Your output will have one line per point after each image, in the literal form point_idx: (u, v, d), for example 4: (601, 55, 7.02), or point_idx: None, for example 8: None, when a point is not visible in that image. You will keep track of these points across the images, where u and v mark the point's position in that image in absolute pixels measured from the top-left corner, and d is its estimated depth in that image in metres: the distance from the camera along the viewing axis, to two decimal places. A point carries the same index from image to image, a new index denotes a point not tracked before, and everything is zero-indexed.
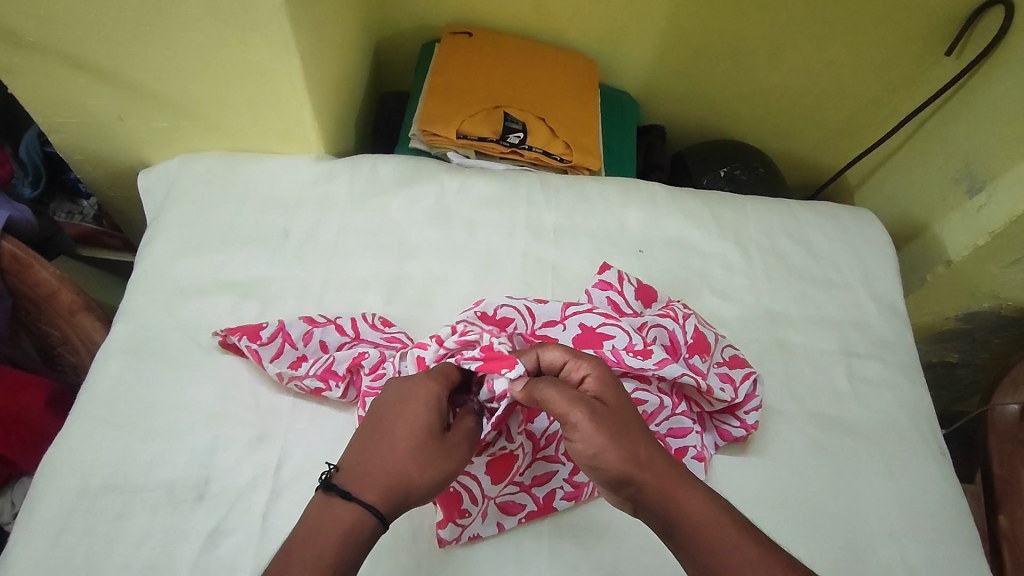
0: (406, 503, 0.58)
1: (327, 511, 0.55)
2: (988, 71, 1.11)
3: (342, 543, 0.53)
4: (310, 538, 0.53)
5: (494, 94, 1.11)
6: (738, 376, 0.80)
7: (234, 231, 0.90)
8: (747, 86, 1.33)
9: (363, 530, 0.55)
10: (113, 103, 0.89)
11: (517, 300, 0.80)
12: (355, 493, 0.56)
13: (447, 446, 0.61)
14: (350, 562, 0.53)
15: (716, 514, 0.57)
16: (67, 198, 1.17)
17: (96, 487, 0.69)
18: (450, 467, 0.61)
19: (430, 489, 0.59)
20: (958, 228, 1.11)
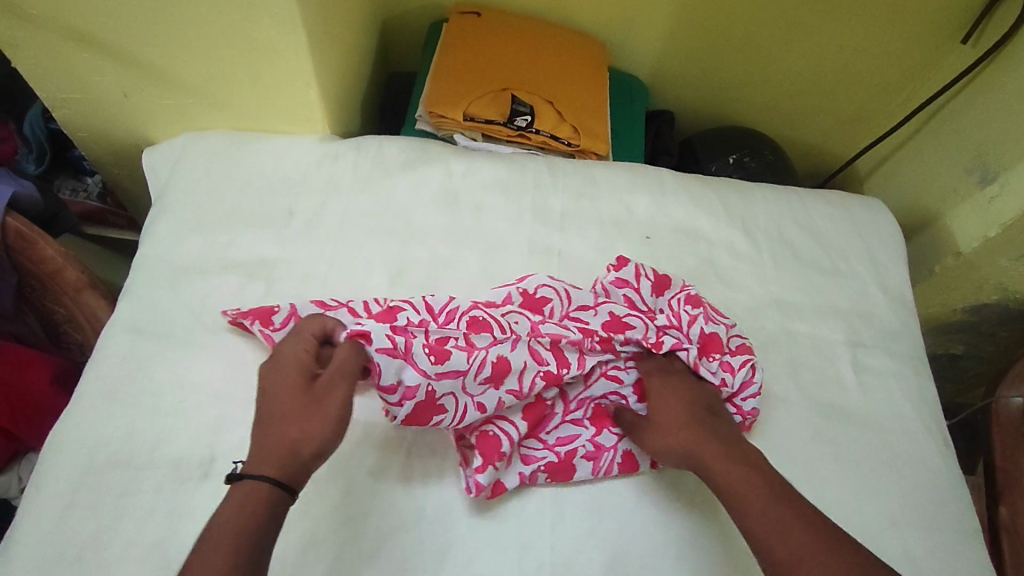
0: (303, 462, 0.60)
1: (230, 502, 0.57)
2: (1004, 60, 1.08)
3: (249, 523, 0.56)
4: (216, 530, 0.55)
5: (502, 76, 1.09)
6: (736, 363, 0.78)
7: (239, 211, 0.89)
8: (758, 72, 1.31)
9: (264, 502, 0.57)
10: (117, 79, 0.88)
11: (557, 281, 0.83)
12: (252, 477, 0.58)
13: (320, 396, 0.63)
14: (258, 530, 0.56)
15: (752, 477, 0.64)
16: (72, 176, 1.16)
17: (101, 463, 0.69)
18: (329, 412, 0.62)
19: (320, 439, 0.61)
20: (969, 219, 1.10)
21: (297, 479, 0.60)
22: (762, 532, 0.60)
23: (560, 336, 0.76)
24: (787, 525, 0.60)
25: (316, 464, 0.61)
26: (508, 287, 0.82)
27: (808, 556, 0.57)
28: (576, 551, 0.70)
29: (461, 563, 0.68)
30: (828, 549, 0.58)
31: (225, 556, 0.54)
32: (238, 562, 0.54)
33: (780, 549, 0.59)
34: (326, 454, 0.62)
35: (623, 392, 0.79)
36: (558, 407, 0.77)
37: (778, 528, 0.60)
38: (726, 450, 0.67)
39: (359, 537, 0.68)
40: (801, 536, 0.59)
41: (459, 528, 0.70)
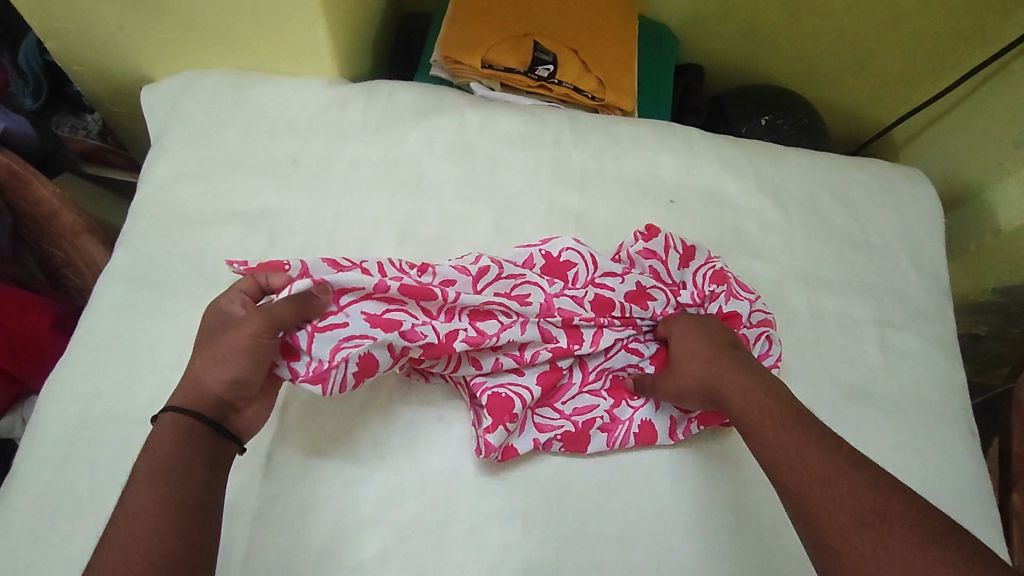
0: (214, 396, 0.57)
1: (151, 439, 0.54)
2: None
3: (172, 456, 0.52)
4: (138, 470, 0.52)
5: (524, 20, 1.01)
6: (751, 337, 0.77)
7: (242, 157, 0.84)
8: (799, 25, 1.22)
9: (182, 435, 0.54)
10: (112, 10, 0.82)
11: (583, 245, 0.78)
12: (167, 412, 0.55)
13: (231, 331, 0.59)
14: (182, 464, 0.52)
15: (769, 405, 0.62)
16: (71, 112, 1.10)
17: (100, 414, 0.67)
18: (236, 344, 0.58)
19: (232, 373, 0.58)
20: (1013, 194, 1.04)
21: (212, 409, 0.56)
22: (768, 453, 0.59)
23: (573, 315, 0.73)
24: (796, 446, 0.57)
25: (234, 399, 0.58)
26: (530, 248, 0.78)
27: (810, 474, 0.55)
28: (582, 524, 0.68)
29: (464, 532, 0.66)
30: (835, 468, 0.54)
31: (159, 483, 0.51)
32: (169, 488, 0.51)
33: (785, 468, 0.56)
34: (239, 387, 0.58)
35: (641, 364, 0.77)
36: (576, 375, 0.75)
37: (786, 448, 0.57)
38: (746, 379, 0.65)
39: (359, 502, 0.66)
40: (809, 456, 0.56)
41: (465, 497, 0.68)
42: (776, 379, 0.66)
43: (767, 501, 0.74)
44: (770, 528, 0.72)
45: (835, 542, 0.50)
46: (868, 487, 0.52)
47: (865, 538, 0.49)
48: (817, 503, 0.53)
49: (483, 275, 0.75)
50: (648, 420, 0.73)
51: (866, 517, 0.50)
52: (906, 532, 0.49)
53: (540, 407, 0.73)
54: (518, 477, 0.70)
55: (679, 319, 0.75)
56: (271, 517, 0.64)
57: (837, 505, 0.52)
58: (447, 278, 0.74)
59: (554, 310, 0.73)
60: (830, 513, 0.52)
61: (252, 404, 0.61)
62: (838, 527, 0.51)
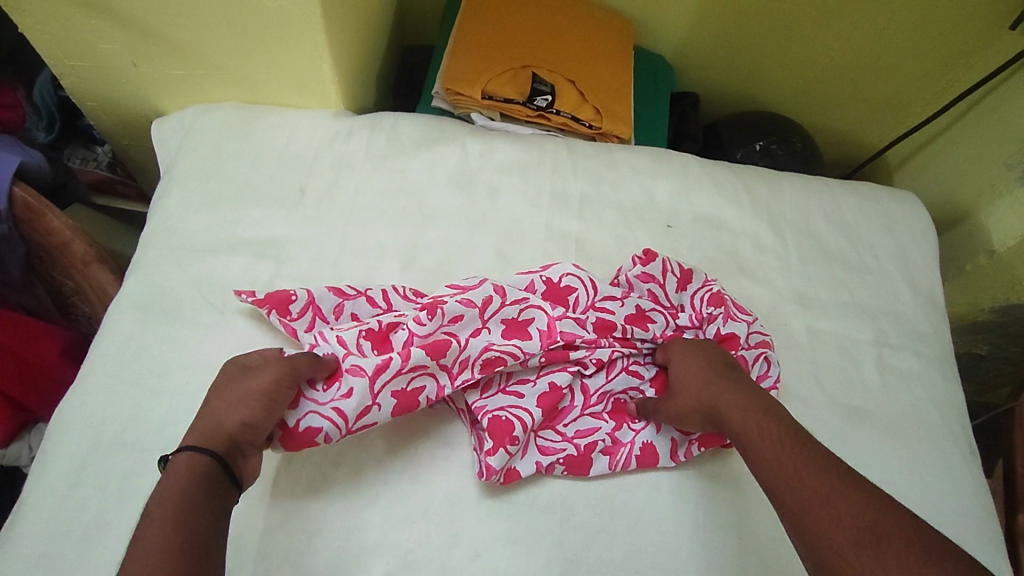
0: (228, 434, 0.60)
1: (162, 481, 0.56)
2: None
3: (185, 490, 0.54)
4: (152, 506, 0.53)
5: (522, 53, 1.05)
6: (750, 357, 0.78)
7: (249, 187, 0.87)
8: (791, 53, 1.25)
9: (195, 473, 0.56)
10: (126, 47, 0.85)
11: (582, 270, 0.80)
12: (180, 454, 0.57)
13: (248, 379, 0.64)
14: (192, 499, 0.54)
15: (769, 427, 0.62)
16: (82, 144, 1.13)
17: (108, 441, 0.68)
18: (252, 391, 0.62)
19: (245, 417, 0.61)
20: (1005, 215, 1.05)
21: (225, 449, 0.59)
22: (768, 474, 0.59)
23: (575, 338, 0.75)
24: (795, 465, 0.58)
25: (244, 441, 0.61)
26: (531, 274, 0.79)
27: (809, 494, 0.55)
28: (585, 548, 0.68)
29: (468, 557, 0.66)
30: (833, 488, 0.55)
31: (165, 523, 0.51)
32: (179, 520, 0.52)
33: (786, 490, 0.57)
34: (251, 429, 0.61)
35: (641, 387, 0.78)
36: (578, 399, 0.76)
37: (785, 468, 0.58)
38: (745, 401, 0.66)
39: (364, 529, 0.66)
40: (808, 476, 0.57)
41: (470, 520, 0.68)
42: (776, 399, 0.67)
43: (769, 522, 0.74)
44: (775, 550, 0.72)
45: (834, 562, 0.51)
46: (863, 505, 0.53)
47: (863, 558, 0.50)
48: (815, 524, 0.53)
49: (488, 305, 0.75)
50: (649, 442, 0.74)
51: (862, 536, 0.51)
52: (902, 553, 0.49)
53: (542, 429, 0.73)
54: (522, 503, 0.70)
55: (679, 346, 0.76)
56: (276, 543, 0.64)
57: (834, 524, 0.52)
58: (455, 315, 0.73)
59: (557, 335, 0.75)
60: (829, 533, 0.52)
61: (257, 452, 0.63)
62: (837, 547, 0.51)
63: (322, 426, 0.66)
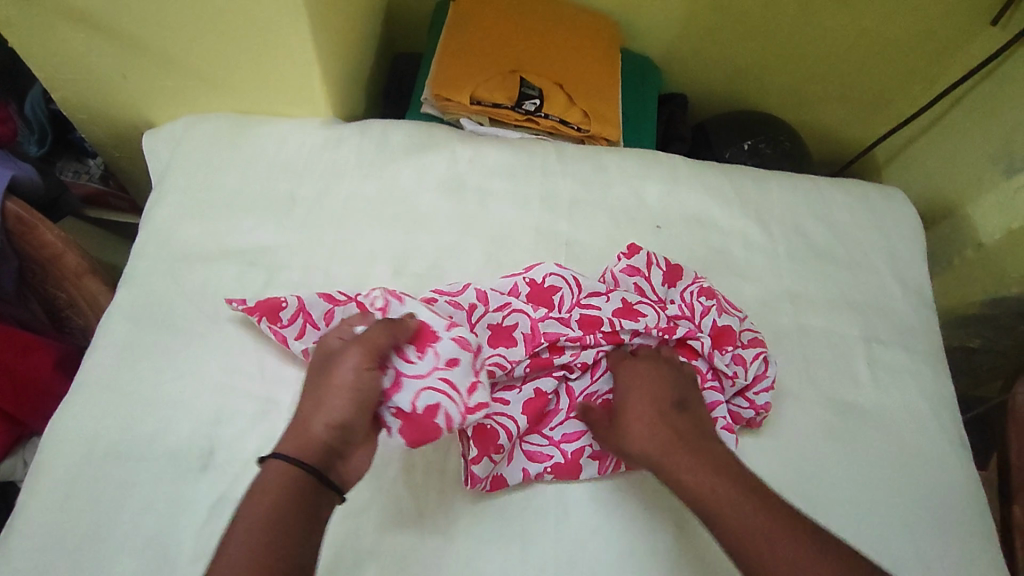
0: (321, 440, 0.58)
1: (254, 487, 0.55)
2: None
3: (276, 504, 0.53)
4: (245, 514, 0.52)
5: (510, 58, 1.06)
6: (749, 356, 0.77)
7: (239, 197, 0.87)
8: (778, 53, 1.26)
9: (286, 485, 0.54)
10: (116, 60, 0.86)
11: (565, 270, 0.80)
12: (274, 460, 0.56)
13: (333, 372, 0.62)
14: (286, 516, 0.53)
15: (729, 491, 0.60)
16: (74, 157, 1.14)
17: (102, 452, 0.69)
18: (340, 384, 0.61)
19: (334, 415, 0.59)
20: (991, 210, 1.07)
21: (319, 458, 0.57)
22: (736, 543, 0.57)
23: (559, 336, 0.74)
24: (766, 536, 0.56)
25: (338, 444, 0.59)
26: (515, 277, 0.80)
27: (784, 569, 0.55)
28: (578, 548, 0.69)
29: (462, 560, 0.66)
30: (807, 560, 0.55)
31: (252, 541, 0.50)
32: (271, 540, 0.51)
33: (759, 564, 0.56)
34: (342, 429, 0.59)
35: None
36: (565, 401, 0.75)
37: (756, 539, 0.57)
38: (699, 456, 0.63)
39: (357, 535, 0.66)
40: (781, 547, 0.56)
41: (463, 524, 0.68)
42: (725, 447, 0.65)
43: None
44: None
45: None
46: None
47: None
48: None
49: (474, 310, 0.77)
50: None
51: None
52: None
53: (528, 434, 0.73)
54: (515, 505, 0.70)
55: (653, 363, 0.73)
56: None
57: None
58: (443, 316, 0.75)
59: (540, 336, 0.74)
60: None
61: (356, 451, 0.61)
62: None
63: (440, 402, 0.66)
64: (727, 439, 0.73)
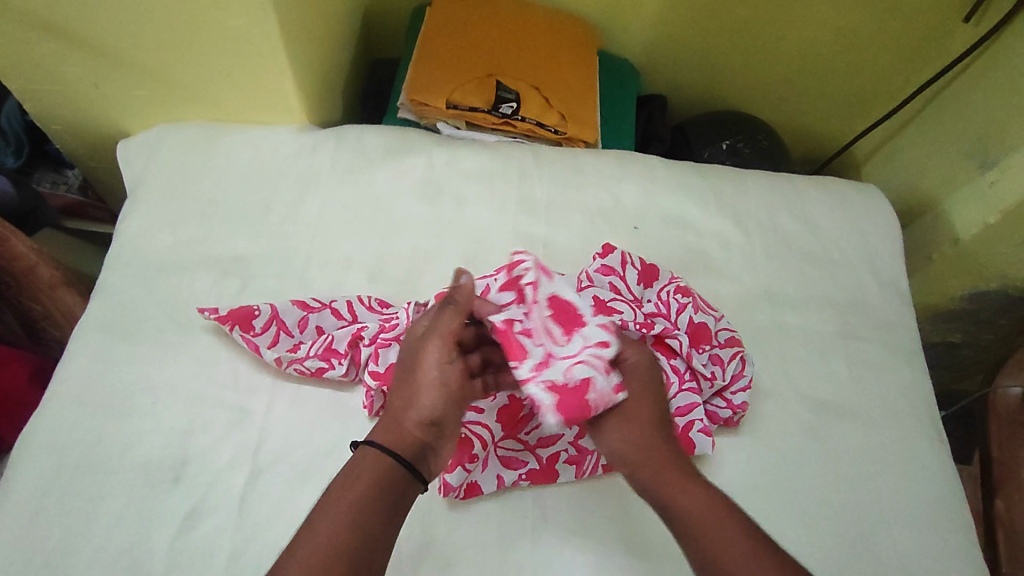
0: (413, 436, 0.59)
1: (347, 469, 0.57)
2: (1001, 45, 1.04)
3: (364, 492, 0.55)
4: (334, 492, 0.55)
5: (486, 62, 1.06)
6: (726, 357, 0.78)
7: (214, 205, 0.87)
8: (755, 52, 1.27)
9: (377, 475, 0.56)
10: (87, 70, 0.85)
11: None
12: (369, 448, 0.58)
13: (417, 366, 0.61)
14: (371, 505, 0.55)
15: (721, 515, 0.56)
16: (51, 168, 1.12)
17: (73, 466, 0.68)
18: (427, 380, 0.60)
19: (424, 410, 0.60)
20: (969, 206, 1.05)
21: (413, 454, 0.59)
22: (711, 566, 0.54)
23: None
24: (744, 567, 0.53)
25: (432, 438, 0.60)
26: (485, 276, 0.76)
27: None
28: (557, 552, 0.68)
29: (440, 566, 0.66)
30: None
31: (333, 522, 0.53)
32: (350, 524, 0.53)
33: None
34: (437, 422, 0.60)
35: None
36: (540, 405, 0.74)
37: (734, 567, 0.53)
38: (685, 474, 0.60)
39: None
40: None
41: (440, 530, 0.68)
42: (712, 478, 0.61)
43: None
44: None
45: None
46: None
47: None
48: None
49: None
50: None
51: None
52: None
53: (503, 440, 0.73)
54: (493, 510, 0.70)
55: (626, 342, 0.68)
56: (245, 561, 0.64)
57: None
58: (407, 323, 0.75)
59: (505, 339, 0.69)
60: None
61: (447, 443, 0.61)
62: None
63: (593, 377, 0.62)
64: (704, 440, 0.73)
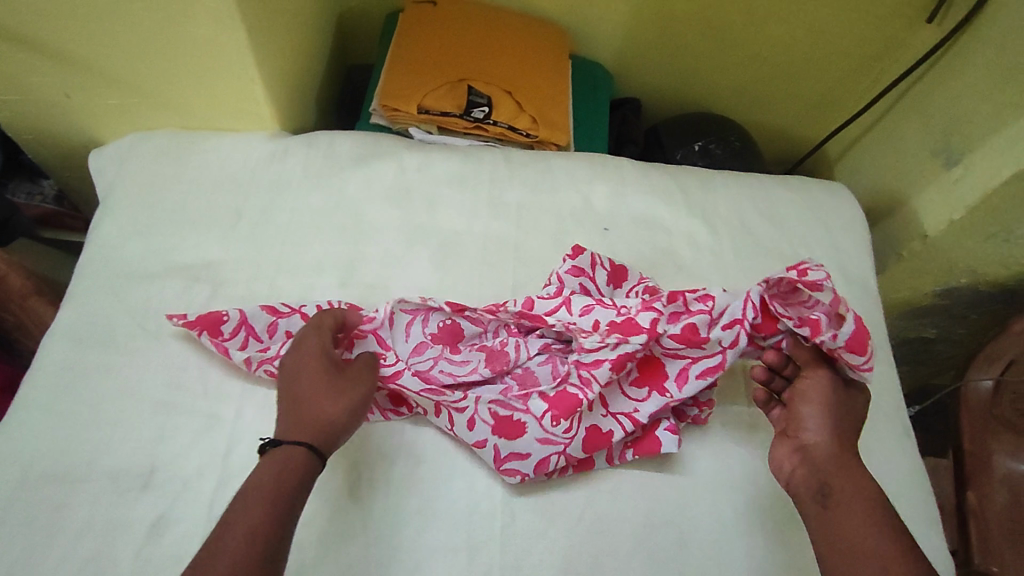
0: (337, 434, 0.63)
1: (275, 462, 0.59)
2: (960, 47, 1.07)
3: (291, 483, 0.58)
4: (263, 482, 0.58)
5: (457, 67, 1.06)
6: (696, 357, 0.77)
7: (184, 212, 0.87)
8: (727, 54, 1.28)
9: (303, 468, 0.60)
10: (55, 79, 0.85)
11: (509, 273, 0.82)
12: (297, 444, 0.60)
13: (345, 373, 0.66)
14: (295, 496, 0.58)
15: (878, 513, 0.62)
16: (27, 178, 1.11)
17: (40, 476, 0.68)
18: (357, 386, 0.66)
19: (350, 413, 0.64)
20: (935, 203, 1.07)
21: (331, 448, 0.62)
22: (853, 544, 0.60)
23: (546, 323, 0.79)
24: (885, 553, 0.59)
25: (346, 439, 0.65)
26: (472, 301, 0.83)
27: None
28: (526, 552, 0.69)
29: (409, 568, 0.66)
30: None
31: (263, 509, 0.56)
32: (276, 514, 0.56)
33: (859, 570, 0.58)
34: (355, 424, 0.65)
35: None
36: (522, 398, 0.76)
37: (880, 551, 0.59)
38: (854, 473, 0.65)
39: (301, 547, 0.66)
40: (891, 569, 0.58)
41: (409, 532, 0.68)
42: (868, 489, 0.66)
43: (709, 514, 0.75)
44: (710, 544, 0.72)
45: None
46: None
47: None
48: None
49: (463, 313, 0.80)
50: (592, 425, 0.73)
51: None
52: None
53: None
54: (463, 511, 0.70)
55: (813, 356, 0.73)
56: None
57: None
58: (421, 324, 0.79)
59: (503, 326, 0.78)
60: None
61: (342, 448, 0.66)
62: None
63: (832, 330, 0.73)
64: (670, 438, 0.74)
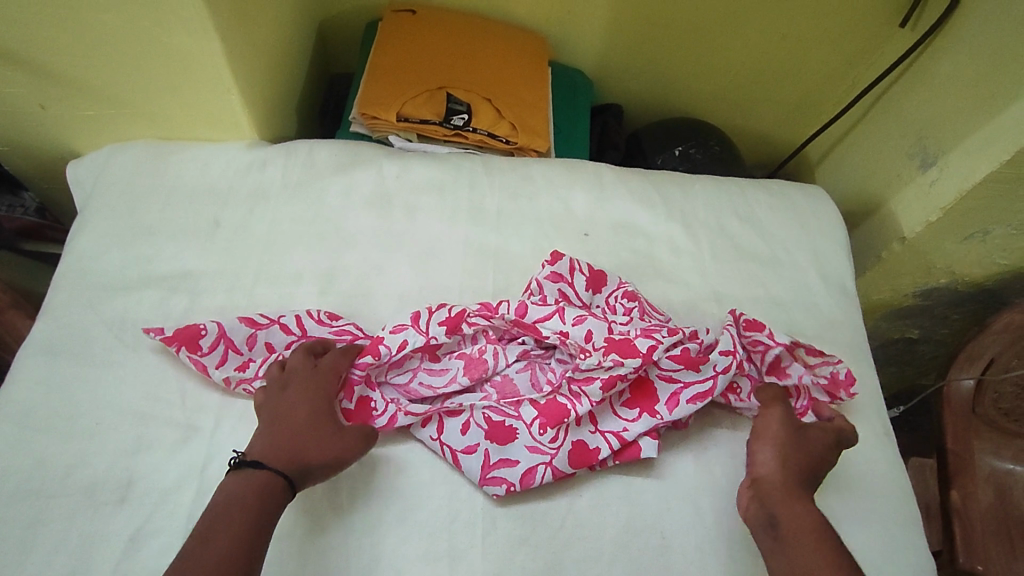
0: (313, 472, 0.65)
1: (245, 481, 0.61)
2: (932, 52, 1.09)
3: (260, 506, 0.60)
4: (236, 500, 0.60)
5: (436, 75, 1.07)
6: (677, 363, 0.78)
7: (162, 223, 0.86)
8: (707, 60, 1.29)
9: (272, 493, 0.61)
10: (32, 91, 0.85)
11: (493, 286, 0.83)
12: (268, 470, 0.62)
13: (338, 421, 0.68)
14: (264, 518, 0.60)
15: (829, 538, 0.63)
16: (6, 190, 1.06)
17: (14, 491, 0.67)
18: (346, 436, 0.68)
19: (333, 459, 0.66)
20: (912, 204, 1.08)
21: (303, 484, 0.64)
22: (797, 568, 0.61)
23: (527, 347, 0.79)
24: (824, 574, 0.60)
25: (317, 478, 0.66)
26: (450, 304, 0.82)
27: None
28: (506, 561, 0.68)
29: None
30: None
31: (234, 528, 0.58)
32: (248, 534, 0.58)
33: None
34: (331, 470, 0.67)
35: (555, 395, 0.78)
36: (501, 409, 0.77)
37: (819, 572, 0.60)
38: (803, 503, 0.66)
39: (279, 560, 0.66)
40: None
41: (388, 542, 0.68)
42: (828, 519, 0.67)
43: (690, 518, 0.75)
44: (692, 548, 0.72)
45: None
46: None
47: None
48: None
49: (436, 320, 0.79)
50: (580, 440, 0.74)
51: None
52: None
53: None
54: (443, 520, 0.70)
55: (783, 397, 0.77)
56: None
57: None
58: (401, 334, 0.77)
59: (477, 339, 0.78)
60: None
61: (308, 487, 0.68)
62: None
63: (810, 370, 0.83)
64: (650, 443, 0.74)
